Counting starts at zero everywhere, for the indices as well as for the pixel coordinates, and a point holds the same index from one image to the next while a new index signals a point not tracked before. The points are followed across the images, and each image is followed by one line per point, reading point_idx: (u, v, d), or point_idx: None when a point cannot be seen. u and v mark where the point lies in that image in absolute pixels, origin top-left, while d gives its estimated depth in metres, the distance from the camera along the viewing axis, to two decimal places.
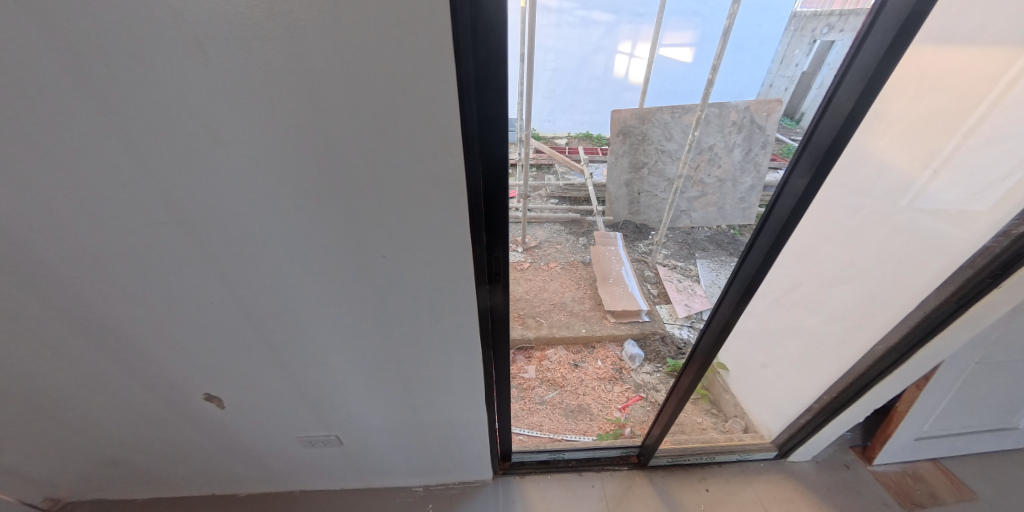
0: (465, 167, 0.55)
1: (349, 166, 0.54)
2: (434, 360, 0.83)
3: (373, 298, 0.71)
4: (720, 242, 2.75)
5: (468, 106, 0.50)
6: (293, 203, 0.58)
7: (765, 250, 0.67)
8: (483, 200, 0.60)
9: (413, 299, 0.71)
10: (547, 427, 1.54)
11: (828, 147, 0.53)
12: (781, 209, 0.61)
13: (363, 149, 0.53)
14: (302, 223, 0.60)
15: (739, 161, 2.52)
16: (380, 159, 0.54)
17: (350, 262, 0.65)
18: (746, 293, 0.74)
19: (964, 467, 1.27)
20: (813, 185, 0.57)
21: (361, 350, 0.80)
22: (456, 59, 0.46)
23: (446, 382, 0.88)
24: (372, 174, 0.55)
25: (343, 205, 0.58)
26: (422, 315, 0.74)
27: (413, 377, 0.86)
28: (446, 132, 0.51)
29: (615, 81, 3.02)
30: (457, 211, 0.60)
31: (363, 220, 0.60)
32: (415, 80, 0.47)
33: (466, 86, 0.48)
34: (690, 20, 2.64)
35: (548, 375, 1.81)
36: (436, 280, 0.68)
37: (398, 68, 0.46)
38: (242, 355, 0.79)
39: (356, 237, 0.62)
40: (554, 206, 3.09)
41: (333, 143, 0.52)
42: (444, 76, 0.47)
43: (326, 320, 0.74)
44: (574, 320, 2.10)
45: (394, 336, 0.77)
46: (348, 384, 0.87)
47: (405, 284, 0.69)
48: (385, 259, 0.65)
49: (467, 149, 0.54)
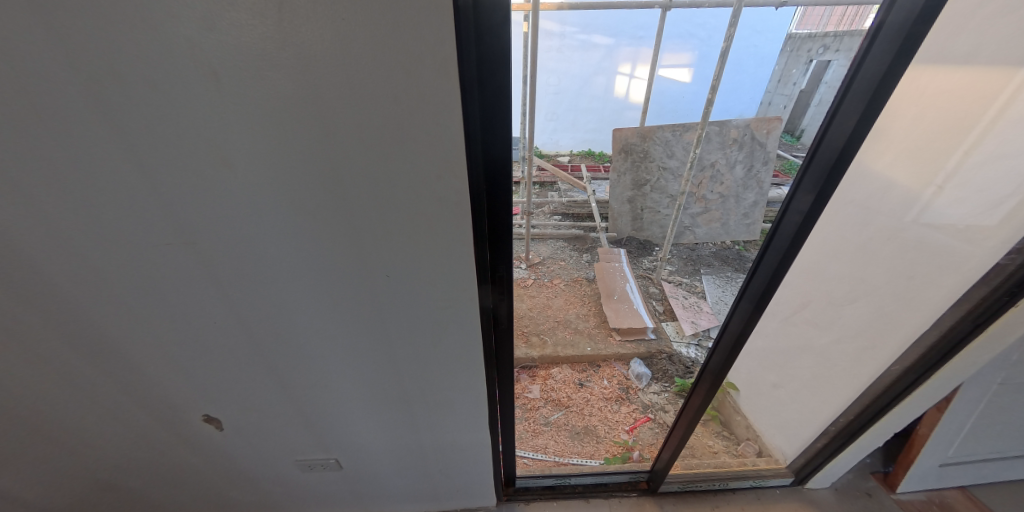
0: (470, 190, 0.56)
1: (355, 182, 0.54)
2: (437, 382, 0.81)
3: (377, 317, 0.69)
4: (726, 256, 2.83)
5: (473, 131, 0.51)
6: (300, 224, 0.57)
7: (773, 268, 0.65)
8: (487, 221, 0.60)
9: (417, 320, 0.70)
10: (552, 450, 1.48)
11: (833, 163, 0.52)
12: (787, 226, 0.60)
13: (371, 167, 0.52)
14: (309, 241, 0.59)
15: (742, 178, 2.53)
16: (386, 177, 0.53)
17: (353, 283, 0.64)
18: (757, 308, 0.71)
19: (993, 494, 1.21)
20: (819, 201, 0.56)
21: (363, 371, 0.78)
22: (462, 84, 0.47)
23: (449, 405, 0.86)
24: (380, 191, 0.55)
25: (348, 222, 0.57)
26: (427, 334, 0.72)
27: (416, 399, 0.84)
28: (451, 152, 0.51)
29: (615, 101, 3.19)
30: (461, 233, 0.59)
31: (369, 238, 0.59)
32: (420, 103, 0.47)
33: (471, 114, 0.49)
34: (688, 42, 2.74)
35: (553, 395, 1.77)
36: (442, 299, 0.67)
37: (407, 90, 0.46)
38: (239, 376, 0.77)
39: (361, 253, 0.61)
40: (558, 223, 3.10)
41: (342, 163, 0.52)
42: (451, 99, 0.47)
43: (328, 342, 0.73)
44: (579, 338, 2.07)
45: (398, 356, 0.76)
46: (349, 407, 0.85)
47: (409, 305, 0.68)
48: (388, 278, 0.64)
49: (472, 170, 0.54)
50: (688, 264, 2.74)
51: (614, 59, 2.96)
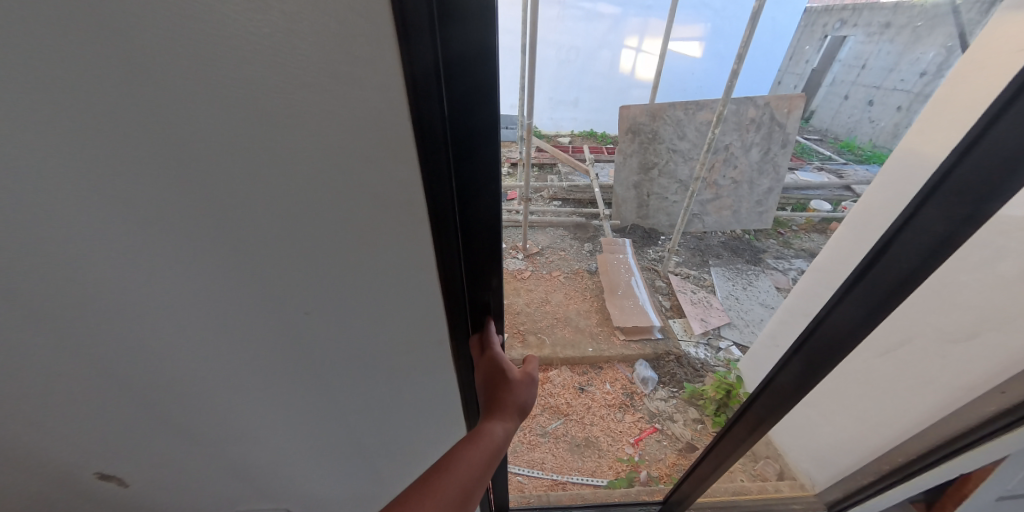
0: (429, 204, 0.36)
1: (224, 179, 0.31)
2: (404, 427, 0.63)
3: (309, 366, 0.49)
4: (735, 249, 2.55)
5: (438, 132, 0.31)
6: (150, 248, 0.35)
7: (856, 321, 0.44)
8: (460, 246, 0.40)
9: (370, 365, 0.51)
10: (550, 465, 1.35)
11: (994, 185, 0.30)
12: (889, 270, 0.38)
13: (252, 154, 0.30)
14: (175, 276, 0.37)
15: (756, 162, 2.34)
16: (278, 172, 0.31)
17: (262, 330, 0.43)
18: (817, 363, 0.51)
19: None
20: (956, 238, 0.34)
21: (300, 427, 0.58)
22: (407, 52, 0.27)
23: (420, 450, 0.69)
24: (273, 196, 0.33)
25: (229, 242, 0.36)
26: (383, 380, 0.54)
27: (380, 448, 0.66)
28: (389, 129, 0.30)
29: (622, 77, 2.99)
30: (418, 248, 0.39)
31: (270, 265, 0.38)
32: (318, 46, 0.26)
33: (423, 86, 0.28)
34: (701, 13, 2.60)
35: (551, 401, 1.62)
36: (400, 336, 0.48)
37: (297, 17, 0.25)
38: (117, 459, 0.54)
39: (260, 285, 0.39)
40: (558, 209, 2.89)
41: (191, 145, 0.30)
42: (379, 29, 0.26)
43: (237, 405, 0.52)
44: (580, 337, 1.90)
45: (345, 405, 0.56)
46: (289, 467, 0.65)
47: (355, 348, 0.48)
48: (310, 317, 0.43)
49: (438, 191, 0.35)
50: (695, 256, 2.48)
51: (620, 32, 2.79)
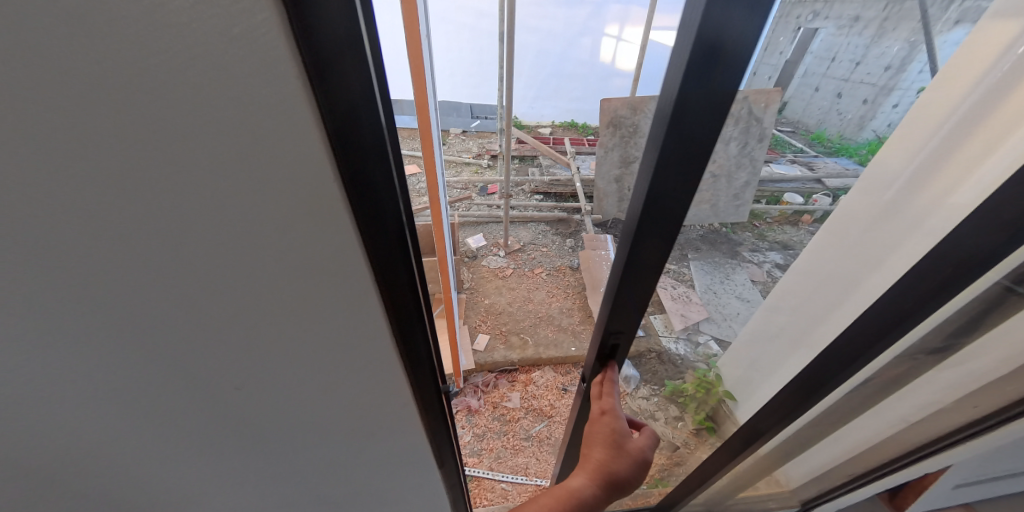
0: (372, 254, 0.32)
1: (123, 250, 0.28)
2: (373, 476, 0.58)
3: (256, 430, 0.44)
4: None
5: (375, 170, 0.28)
6: (37, 328, 0.30)
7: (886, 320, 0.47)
8: (411, 290, 0.37)
9: (326, 422, 0.46)
10: (533, 470, 1.42)
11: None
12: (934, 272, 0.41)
13: (152, 222, 0.27)
14: (72, 361, 0.32)
15: None
16: (190, 237, 0.28)
17: (196, 401, 0.39)
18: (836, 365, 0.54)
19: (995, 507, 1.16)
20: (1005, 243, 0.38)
21: (255, 492, 0.53)
22: (325, 95, 0.24)
23: (394, 492, 0.64)
24: (183, 260, 0.29)
25: (135, 312, 0.31)
26: (342, 438, 0.49)
27: (351, 497, 0.61)
28: (309, 184, 0.27)
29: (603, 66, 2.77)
30: (365, 304, 0.35)
31: (186, 337, 0.34)
32: (207, 100, 0.23)
33: (351, 129, 0.26)
34: None
35: (535, 403, 1.67)
36: (352, 393, 0.44)
37: (178, 71, 0.22)
38: None
39: (179, 356, 0.35)
40: (539, 203, 2.85)
41: (74, 219, 0.26)
42: (277, 74, 0.22)
43: (178, 478, 0.46)
44: (563, 336, 1.91)
45: (303, 464, 0.51)
46: None
47: (305, 409, 0.44)
48: (241, 391, 0.39)
49: (381, 238, 0.32)
50: None
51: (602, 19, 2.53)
